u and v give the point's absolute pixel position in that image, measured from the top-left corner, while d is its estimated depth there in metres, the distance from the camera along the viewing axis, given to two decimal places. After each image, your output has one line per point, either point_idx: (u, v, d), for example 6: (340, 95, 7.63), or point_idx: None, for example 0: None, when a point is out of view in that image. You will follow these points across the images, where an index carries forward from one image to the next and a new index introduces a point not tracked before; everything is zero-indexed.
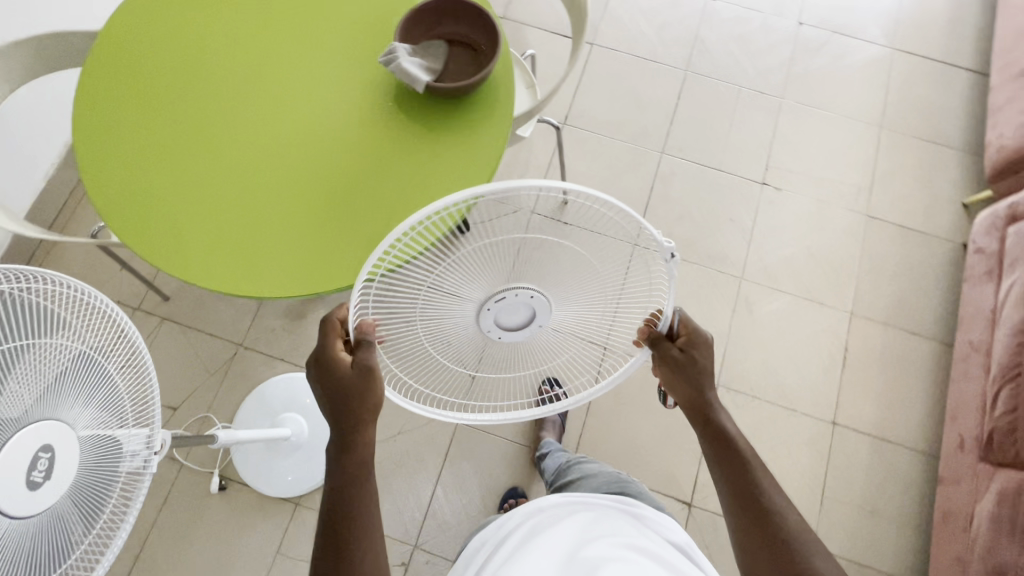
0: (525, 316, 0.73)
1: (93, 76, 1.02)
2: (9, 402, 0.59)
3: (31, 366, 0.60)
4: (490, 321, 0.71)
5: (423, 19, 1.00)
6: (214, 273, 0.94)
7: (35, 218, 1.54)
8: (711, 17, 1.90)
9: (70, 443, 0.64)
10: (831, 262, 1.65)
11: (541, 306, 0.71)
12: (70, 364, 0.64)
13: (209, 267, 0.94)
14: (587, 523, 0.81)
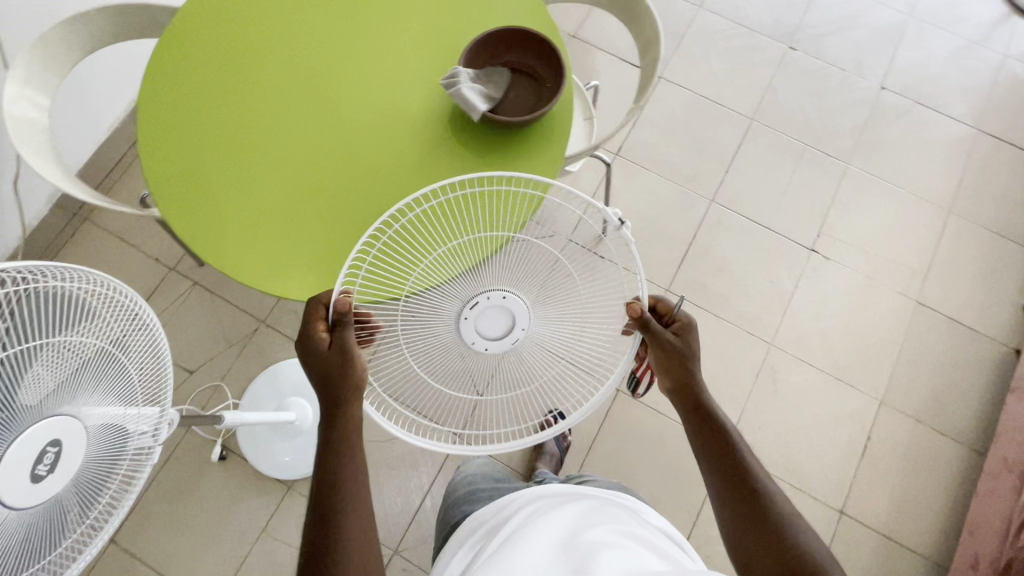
0: (500, 320, 0.88)
1: (161, 56, 1.04)
2: (30, 395, 0.55)
3: (55, 358, 0.58)
4: (470, 326, 0.87)
5: (489, 46, 0.99)
6: (251, 269, 0.97)
7: (95, 168, 1.60)
8: (787, 67, 1.83)
9: (77, 437, 0.61)
10: (869, 342, 1.58)
11: (509, 304, 0.87)
12: (92, 355, 0.63)
13: (246, 262, 0.98)
14: (584, 514, 0.79)
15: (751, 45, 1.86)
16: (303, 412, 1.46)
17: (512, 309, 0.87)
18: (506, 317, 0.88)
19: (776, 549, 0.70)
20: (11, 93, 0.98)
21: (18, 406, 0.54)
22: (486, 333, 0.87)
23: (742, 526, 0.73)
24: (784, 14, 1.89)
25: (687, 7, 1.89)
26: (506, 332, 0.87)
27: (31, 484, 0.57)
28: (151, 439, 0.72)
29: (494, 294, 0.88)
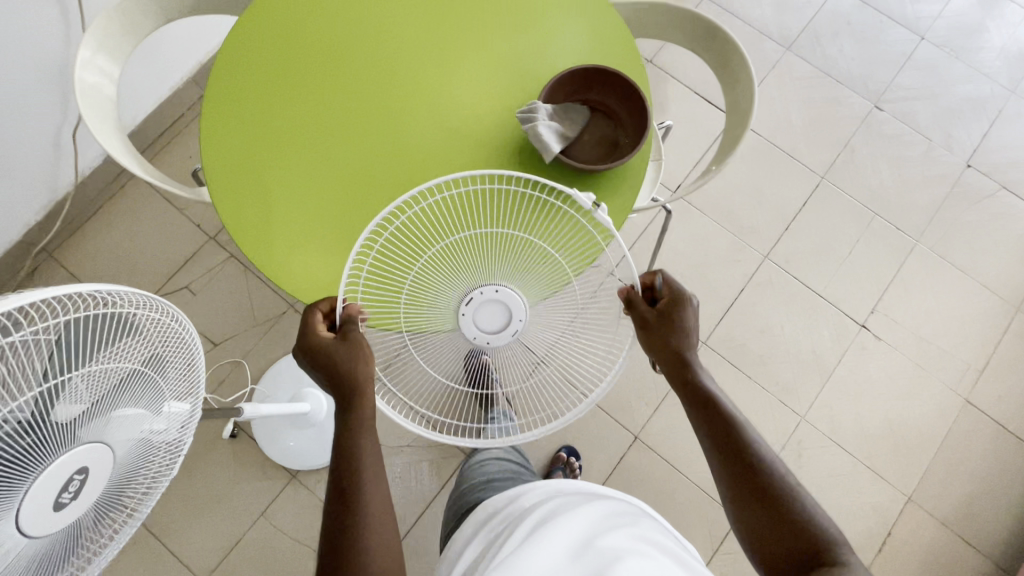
0: (496, 318, 0.85)
1: (231, 47, 1.01)
2: (63, 430, 0.53)
3: (92, 388, 0.55)
4: (468, 319, 0.84)
5: (571, 82, 0.93)
6: (294, 276, 0.96)
7: (151, 125, 1.60)
8: (869, 127, 1.73)
9: (104, 461, 0.59)
10: (906, 434, 1.51)
11: (509, 295, 0.84)
12: (128, 378, 0.59)
13: (292, 271, 0.97)
14: (604, 515, 0.79)
15: (836, 98, 1.76)
16: (318, 404, 1.45)
17: (514, 301, 0.85)
18: (508, 308, 0.84)
19: (784, 530, 0.69)
20: (83, 57, 0.96)
21: (54, 442, 0.52)
22: (489, 326, 0.84)
23: (749, 511, 0.71)
24: (876, 70, 1.78)
25: (775, 47, 1.80)
26: (509, 325, 0.84)
27: (53, 513, 0.55)
28: (177, 446, 0.72)
29: (494, 288, 0.85)
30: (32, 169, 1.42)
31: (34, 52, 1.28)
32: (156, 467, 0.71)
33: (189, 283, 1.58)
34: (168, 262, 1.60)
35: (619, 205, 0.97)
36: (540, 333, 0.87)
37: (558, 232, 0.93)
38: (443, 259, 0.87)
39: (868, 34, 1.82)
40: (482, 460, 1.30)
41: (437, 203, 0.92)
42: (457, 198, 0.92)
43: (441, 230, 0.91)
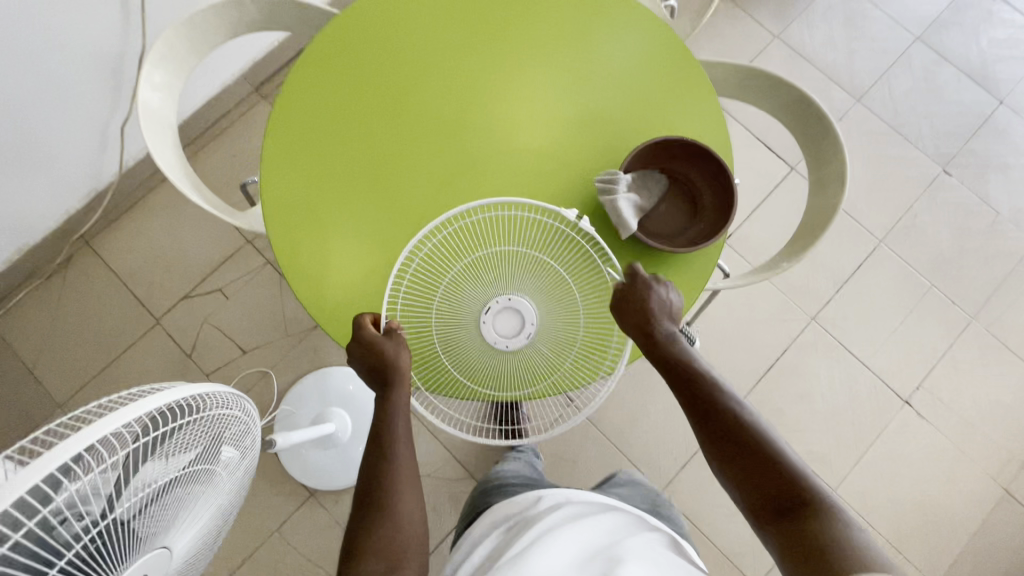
0: (508, 323, 0.88)
1: (294, 78, 0.97)
2: (129, 549, 0.50)
3: (159, 499, 0.53)
4: (488, 328, 0.87)
5: (653, 150, 0.88)
6: (334, 309, 0.94)
7: (198, 119, 1.57)
8: (936, 192, 1.66)
9: (162, 566, 0.57)
10: (938, 518, 1.46)
11: (522, 305, 0.87)
12: (191, 478, 0.57)
13: (339, 312, 0.94)
14: (591, 535, 0.73)
15: (903, 157, 1.68)
16: (342, 425, 1.42)
17: (530, 312, 0.88)
18: (524, 317, 0.87)
19: (764, 478, 0.67)
20: (148, 71, 0.93)
21: (123, 565, 0.50)
22: (506, 333, 0.87)
23: (732, 464, 0.69)
24: (949, 132, 1.70)
25: (844, 97, 1.72)
26: (523, 330, 0.87)
27: None
28: (223, 522, 0.71)
29: (507, 297, 0.88)
30: (78, 158, 1.40)
31: (94, 45, 1.26)
32: (205, 548, 0.69)
33: (223, 285, 1.56)
34: (203, 261, 1.57)
35: (689, 284, 0.92)
36: (559, 343, 0.91)
37: (574, 248, 0.93)
38: (465, 273, 0.91)
39: (944, 92, 1.74)
40: (498, 466, 1.09)
41: (458, 228, 0.94)
42: (476, 226, 0.94)
43: (459, 251, 0.93)
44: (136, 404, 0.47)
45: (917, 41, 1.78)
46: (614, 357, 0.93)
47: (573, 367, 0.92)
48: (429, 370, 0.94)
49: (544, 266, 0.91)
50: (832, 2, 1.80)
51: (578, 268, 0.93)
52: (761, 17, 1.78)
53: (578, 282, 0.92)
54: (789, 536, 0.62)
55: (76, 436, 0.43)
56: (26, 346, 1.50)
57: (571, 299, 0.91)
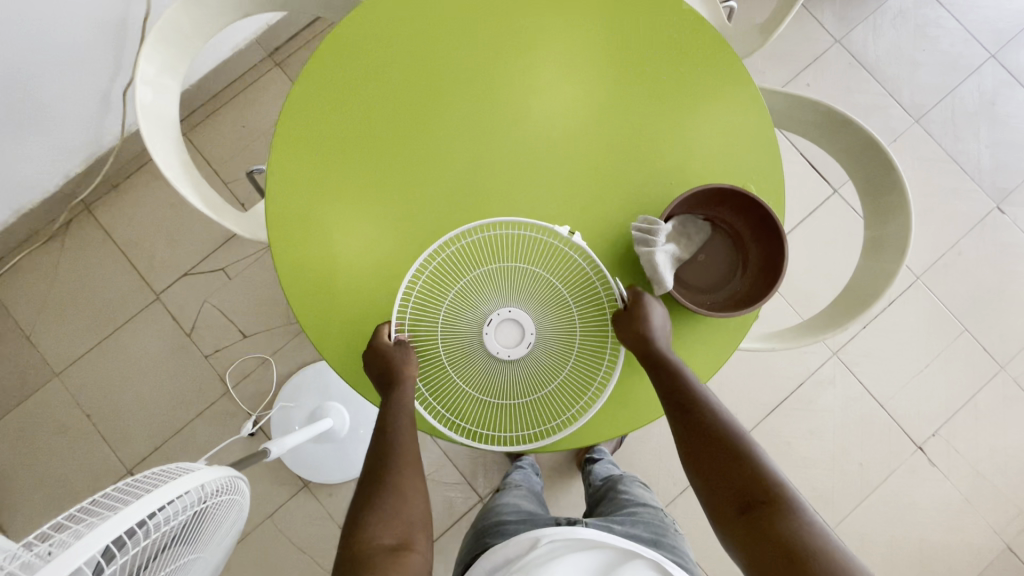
0: (511, 337, 0.77)
1: (310, 71, 0.86)
2: None
3: None
4: (490, 342, 0.77)
5: (697, 199, 0.80)
6: (322, 300, 0.85)
7: (206, 85, 1.47)
8: (985, 230, 1.56)
9: None
10: (934, 565, 1.44)
11: (523, 315, 0.77)
12: (181, 559, 0.56)
13: (327, 309, 0.85)
14: None
15: (955, 189, 1.57)
16: (340, 420, 1.39)
17: (532, 322, 0.78)
18: (524, 327, 0.77)
19: (732, 477, 0.68)
20: (148, 51, 0.84)
21: None
22: (507, 343, 0.77)
23: (704, 463, 0.70)
24: (1008, 165, 1.59)
25: (902, 116, 1.59)
26: (524, 341, 0.77)
27: None
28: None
29: (508, 308, 0.78)
30: (75, 120, 1.31)
31: (95, 3, 1.15)
32: None
33: (226, 265, 1.49)
34: (205, 238, 1.50)
35: (724, 341, 0.85)
36: (550, 366, 0.81)
37: (568, 264, 0.84)
38: (468, 284, 0.80)
39: (1009, 121, 1.61)
40: (497, 499, 1.03)
41: (463, 247, 0.82)
42: (484, 243, 0.82)
43: (465, 269, 0.81)
44: (181, 482, 0.51)
45: (990, 59, 1.62)
46: (606, 377, 0.82)
47: (564, 385, 0.82)
48: (439, 385, 0.82)
49: (542, 284, 0.82)
50: (903, 7, 1.64)
51: (578, 288, 0.83)
52: (824, 18, 1.62)
53: (575, 301, 0.82)
54: (750, 533, 0.65)
55: (133, 508, 0.46)
56: (22, 310, 1.45)
57: (568, 318, 0.81)
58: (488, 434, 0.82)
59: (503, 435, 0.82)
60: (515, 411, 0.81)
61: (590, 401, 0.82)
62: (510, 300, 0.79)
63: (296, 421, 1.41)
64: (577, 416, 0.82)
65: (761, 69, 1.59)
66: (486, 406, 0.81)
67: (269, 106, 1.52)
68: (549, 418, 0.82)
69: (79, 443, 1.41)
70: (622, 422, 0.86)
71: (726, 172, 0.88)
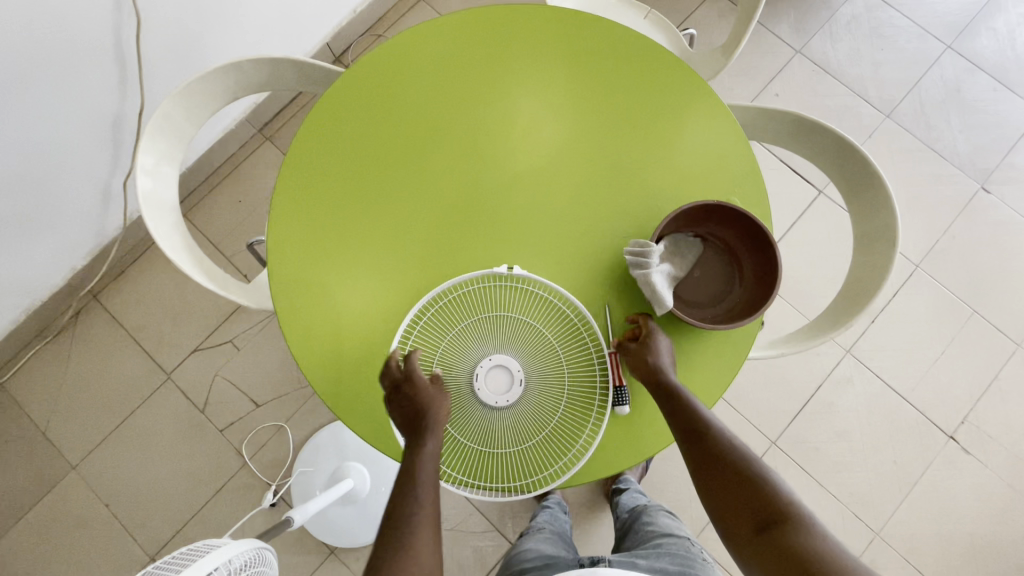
0: (502, 382, 0.79)
1: (302, 139, 0.90)
2: None
3: None
4: (482, 392, 0.78)
5: (687, 216, 0.82)
6: (321, 355, 0.86)
7: (202, 165, 1.53)
8: (975, 210, 1.58)
9: None
10: (989, 559, 1.39)
11: (510, 358, 0.79)
12: None
13: (326, 367, 0.85)
14: None
15: (938, 176, 1.60)
16: (361, 480, 1.37)
17: (519, 361, 0.80)
18: (511, 368, 0.79)
19: (747, 497, 0.69)
20: (145, 144, 0.89)
21: None
22: (500, 389, 0.79)
23: (719, 485, 0.71)
24: (984, 146, 1.62)
25: (873, 112, 1.64)
26: (516, 381, 0.79)
27: None
28: None
29: (493, 356, 0.80)
30: (79, 215, 1.35)
31: (93, 100, 1.21)
32: None
33: (233, 337, 1.51)
34: (211, 313, 1.52)
35: (730, 354, 0.86)
36: (545, 405, 0.81)
37: (548, 306, 0.85)
38: (458, 334, 0.82)
39: (977, 104, 1.65)
40: (520, 545, 1.00)
41: (449, 301, 0.84)
42: (467, 296, 0.84)
43: (450, 323, 0.83)
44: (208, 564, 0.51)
45: (948, 50, 1.69)
46: (600, 414, 0.82)
47: (561, 424, 0.82)
48: None
49: (527, 331, 0.83)
50: (855, 12, 1.71)
51: (561, 329, 0.84)
52: (781, 31, 1.70)
53: (560, 338, 0.84)
54: (768, 554, 0.66)
55: None
56: (35, 406, 1.46)
57: (556, 363, 0.82)
58: (488, 484, 0.81)
59: (507, 483, 0.81)
60: (514, 459, 0.81)
61: (584, 446, 0.81)
62: (496, 347, 0.81)
63: (317, 485, 1.40)
64: (575, 459, 0.81)
65: (729, 86, 1.65)
66: (483, 455, 0.81)
67: (265, 178, 1.58)
68: (549, 462, 0.81)
69: (100, 534, 1.39)
70: (622, 461, 0.84)
71: (705, 185, 0.91)
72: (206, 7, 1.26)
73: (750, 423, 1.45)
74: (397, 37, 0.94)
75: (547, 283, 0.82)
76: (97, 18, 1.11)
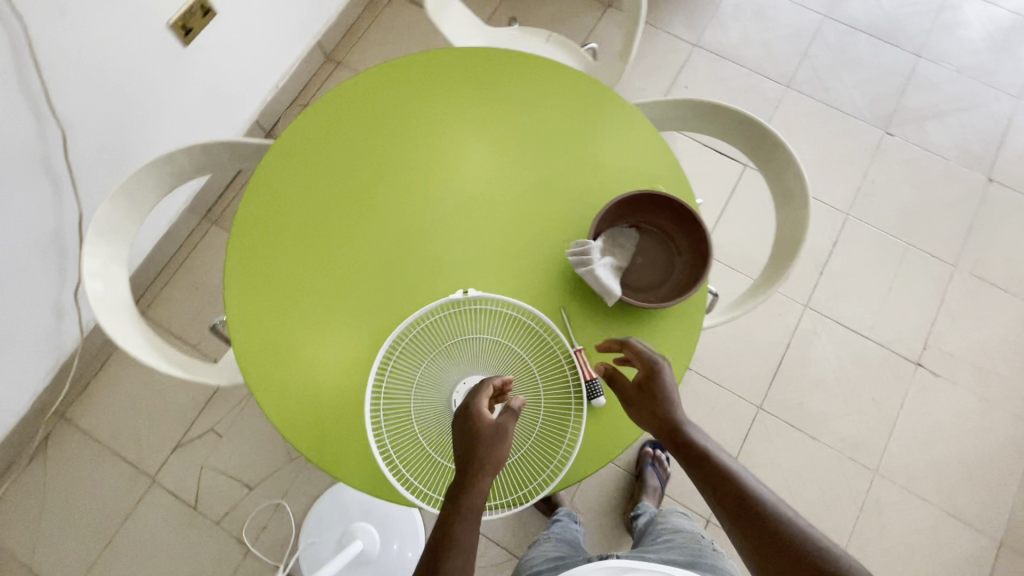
0: None
1: (247, 207, 0.94)
2: None
3: None
4: None
5: (618, 209, 0.88)
6: (297, 412, 0.87)
7: (152, 262, 1.53)
8: (885, 154, 1.71)
9: None
10: (983, 473, 1.45)
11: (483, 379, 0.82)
12: None
13: (304, 422, 0.86)
14: None
15: (845, 130, 1.73)
16: (370, 539, 1.35)
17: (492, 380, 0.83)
18: None
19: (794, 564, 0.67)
20: (88, 250, 0.90)
21: None
22: None
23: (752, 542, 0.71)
24: (878, 96, 1.77)
25: (774, 86, 1.77)
26: None
27: None
28: None
29: (466, 381, 0.83)
30: (34, 338, 1.32)
31: (32, 220, 1.21)
32: None
33: (214, 425, 1.48)
34: (187, 405, 1.49)
35: (685, 329, 0.91)
36: (525, 416, 0.84)
37: (513, 320, 0.87)
38: (431, 364, 0.84)
39: (863, 60, 1.81)
40: (529, 551, 1.04)
41: (417, 333, 0.85)
42: (434, 325, 0.85)
43: (422, 355, 0.85)
44: None
45: (825, 19, 1.85)
46: (578, 413, 0.85)
47: (544, 431, 0.84)
48: (427, 472, 0.82)
49: (496, 348, 0.85)
50: (738, 1, 1.87)
51: (527, 340, 0.87)
52: (676, 30, 1.83)
53: (529, 349, 0.86)
54: None
55: None
56: (16, 544, 1.39)
57: (528, 373, 0.85)
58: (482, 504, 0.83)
59: (501, 499, 0.82)
60: (504, 474, 0.83)
61: (569, 448, 0.83)
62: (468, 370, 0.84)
63: (327, 554, 1.37)
64: (563, 463, 0.83)
65: (642, 87, 1.77)
66: None
67: (218, 262, 1.59)
68: (539, 469, 0.83)
69: None
70: (606, 454, 0.86)
71: (630, 181, 0.97)
72: (128, 111, 1.29)
73: (733, 393, 1.50)
74: (325, 98, 1.00)
75: (504, 300, 0.85)
76: (22, 139, 1.12)
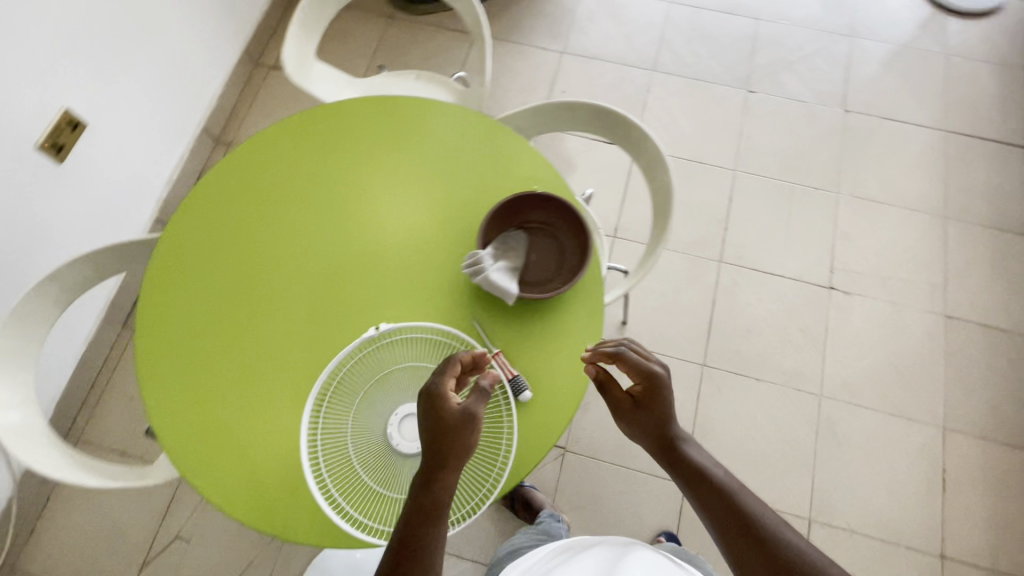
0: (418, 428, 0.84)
1: (152, 297, 0.95)
2: None
3: None
4: (400, 445, 0.83)
5: (500, 216, 0.95)
6: (236, 486, 0.86)
7: (76, 383, 1.48)
8: (753, 109, 1.87)
9: None
10: (912, 369, 1.57)
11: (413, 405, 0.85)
12: None
13: (245, 495, 0.86)
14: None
15: (713, 97, 1.88)
16: None
17: None
18: None
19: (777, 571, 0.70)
20: None
21: None
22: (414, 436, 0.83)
23: (744, 560, 0.72)
24: (733, 61, 1.94)
25: (641, 73, 1.92)
26: None
27: None
28: None
29: (398, 411, 0.86)
30: None
31: None
32: None
33: (178, 531, 1.43)
34: (145, 520, 1.43)
35: (590, 310, 0.96)
36: None
37: (430, 344, 0.90)
38: (361, 405, 0.86)
39: (713, 33, 1.98)
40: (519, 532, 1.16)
41: (340, 380, 0.87)
42: (356, 368, 0.88)
43: (350, 398, 0.87)
44: None
45: (671, 5, 2.03)
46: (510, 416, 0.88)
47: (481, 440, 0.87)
48: (377, 510, 0.83)
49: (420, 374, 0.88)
50: (590, 6, 2.02)
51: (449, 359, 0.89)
52: (542, 43, 1.96)
53: None
54: None
55: None
56: None
57: None
58: None
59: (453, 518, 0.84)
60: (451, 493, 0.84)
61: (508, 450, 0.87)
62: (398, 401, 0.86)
63: None
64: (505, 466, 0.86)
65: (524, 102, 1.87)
66: None
67: None
68: (484, 478, 0.85)
69: None
70: (545, 447, 0.90)
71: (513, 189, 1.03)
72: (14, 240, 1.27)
73: (676, 358, 1.57)
74: (212, 176, 1.02)
75: (417, 326, 0.89)
76: None
